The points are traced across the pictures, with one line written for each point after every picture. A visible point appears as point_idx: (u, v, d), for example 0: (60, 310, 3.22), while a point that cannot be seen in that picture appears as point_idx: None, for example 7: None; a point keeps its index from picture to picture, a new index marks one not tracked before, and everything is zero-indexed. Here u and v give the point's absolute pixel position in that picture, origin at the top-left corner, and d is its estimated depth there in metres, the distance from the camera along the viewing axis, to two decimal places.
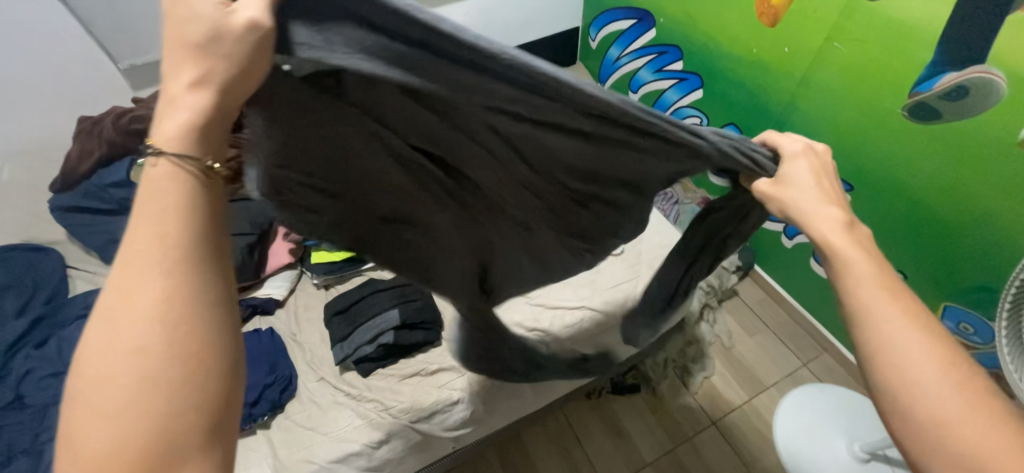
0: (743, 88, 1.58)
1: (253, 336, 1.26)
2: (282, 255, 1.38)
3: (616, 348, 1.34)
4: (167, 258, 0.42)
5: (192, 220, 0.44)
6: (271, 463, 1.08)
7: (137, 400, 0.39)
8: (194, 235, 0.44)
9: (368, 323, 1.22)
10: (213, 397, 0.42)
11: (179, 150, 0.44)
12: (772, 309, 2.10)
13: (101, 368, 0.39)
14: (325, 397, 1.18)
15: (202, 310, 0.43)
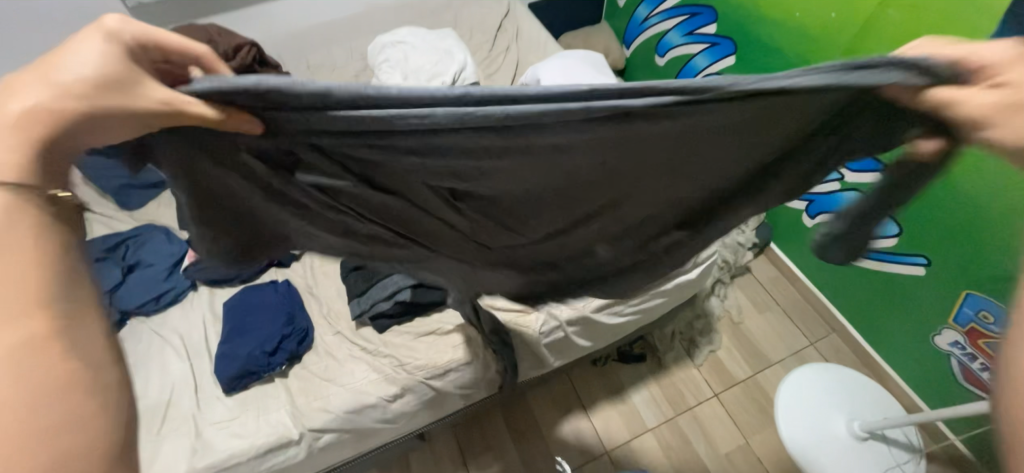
0: (778, 57, 1.49)
1: (270, 287, 1.27)
2: None
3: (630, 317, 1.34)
4: (19, 315, 0.40)
5: (43, 270, 0.42)
6: (289, 410, 1.11)
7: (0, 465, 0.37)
8: (49, 288, 0.42)
9: (385, 280, 1.22)
10: (100, 445, 0.42)
11: (18, 178, 0.41)
12: (784, 287, 2.07)
13: None
14: (341, 350, 1.20)
15: (62, 367, 0.41)
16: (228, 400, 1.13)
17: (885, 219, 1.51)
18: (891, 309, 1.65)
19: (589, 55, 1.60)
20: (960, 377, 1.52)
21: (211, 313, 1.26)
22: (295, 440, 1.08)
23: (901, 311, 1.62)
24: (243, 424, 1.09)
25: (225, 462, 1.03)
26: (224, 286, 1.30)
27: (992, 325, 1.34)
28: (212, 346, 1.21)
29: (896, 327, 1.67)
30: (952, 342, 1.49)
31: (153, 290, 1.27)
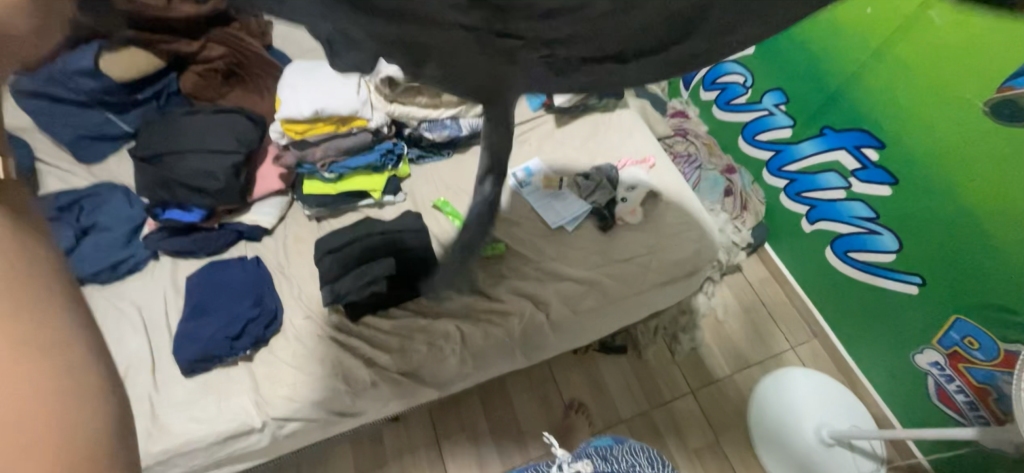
0: (809, 54, 1.52)
1: (237, 264, 1.18)
2: (271, 180, 1.24)
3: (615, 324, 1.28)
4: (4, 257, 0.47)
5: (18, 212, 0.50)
6: (253, 397, 1.06)
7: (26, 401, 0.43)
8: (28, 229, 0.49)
9: (359, 269, 1.13)
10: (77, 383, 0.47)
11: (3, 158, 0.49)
12: (772, 288, 1.99)
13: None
14: (310, 337, 1.13)
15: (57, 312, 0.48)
16: (187, 382, 1.07)
17: (884, 234, 1.45)
18: (875, 325, 1.62)
19: None
20: (936, 400, 1.49)
21: (172, 286, 1.18)
22: (257, 428, 1.04)
23: (882, 327, 1.59)
24: (202, 407, 1.04)
25: (183, 447, 1.00)
26: (190, 257, 1.21)
27: (978, 352, 1.32)
28: (173, 322, 1.14)
29: (877, 343, 1.64)
30: (932, 362, 1.46)
31: (110, 257, 1.18)
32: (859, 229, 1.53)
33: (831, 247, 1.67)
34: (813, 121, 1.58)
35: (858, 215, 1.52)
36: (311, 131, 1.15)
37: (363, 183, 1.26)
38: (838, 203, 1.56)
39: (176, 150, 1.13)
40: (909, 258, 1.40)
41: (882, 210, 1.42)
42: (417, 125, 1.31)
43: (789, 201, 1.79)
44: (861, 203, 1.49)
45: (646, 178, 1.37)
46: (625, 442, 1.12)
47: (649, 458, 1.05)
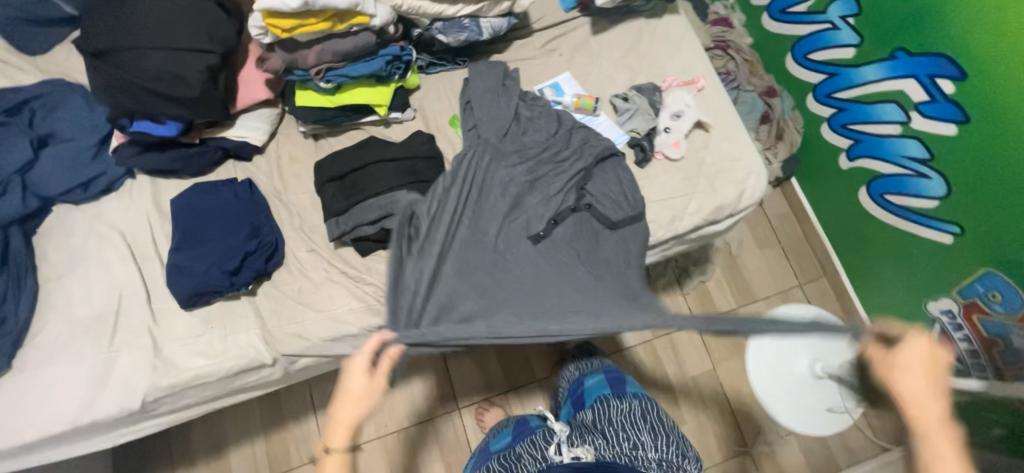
0: None
1: (227, 188, 1.04)
2: (255, 87, 1.04)
3: None
4: None
5: None
6: (260, 333, 1.00)
7: None
8: None
9: (369, 201, 0.99)
10: None
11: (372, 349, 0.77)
12: (790, 226, 1.89)
13: None
14: (318, 271, 1.05)
15: None
16: (188, 315, 0.99)
17: (934, 179, 1.31)
18: (893, 271, 1.54)
19: None
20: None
21: (155, 210, 1.05)
22: (269, 364, 1.00)
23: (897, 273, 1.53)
24: (207, 342, 0.98)
25: (192, 381, 0.96)
26: (172, 176, 1.06)
27: (999, 306, 1.24)
28: (162, 250, 1.03)
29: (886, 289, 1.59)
30: (944, 311, 1.37)
31: (79, 174, 1.03)
32: (905, 170, 1.38)
33: (868, 188, 1.52)
34: (884, 41, 1.34)
35: (907, 155, 1.36)
36: (301, 28, 0.91)
37: (366, 96, 1.06)
38: (887, 139, 1.40)
39: (131, 45, 0.90)
40: (955, 206, 1.27)
41: (941, 152, 1.26)
42: (429, 25, 1.08)
43: (832, 133, 1.62)
44: (916, 141, 1.32)
45: (694, 105, 1.19)
46: (635, 400, 1.21)
47: (652, 424, 1.14)
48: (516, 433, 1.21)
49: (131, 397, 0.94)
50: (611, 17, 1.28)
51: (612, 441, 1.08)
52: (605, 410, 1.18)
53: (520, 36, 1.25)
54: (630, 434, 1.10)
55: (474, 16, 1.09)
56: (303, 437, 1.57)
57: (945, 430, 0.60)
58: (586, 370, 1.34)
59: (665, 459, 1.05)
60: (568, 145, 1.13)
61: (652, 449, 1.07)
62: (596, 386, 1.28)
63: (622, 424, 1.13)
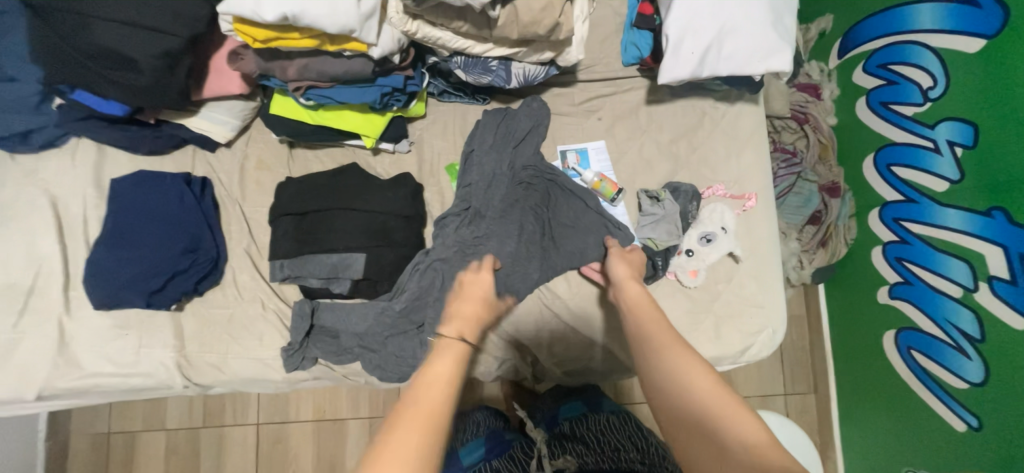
0: None
1: (174, 184, 0.91)
2: (226, 78, 0.86)
3: (571, 380, 1.00)
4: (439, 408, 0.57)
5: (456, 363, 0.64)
6: (175, 355, 0.91)
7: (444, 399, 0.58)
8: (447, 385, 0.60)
9: (322, 256, 0.86)
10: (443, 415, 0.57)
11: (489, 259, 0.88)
12: (796, 335, 1.61)
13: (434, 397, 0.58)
14: (254, 302, 0.93)
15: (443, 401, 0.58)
16: (103, 316, 0.90)
17: (973, 361, 1.09)
18: (893, 431, 1.31)
19: None
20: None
21: (94, 185, 0.93)
22: (180, 387, 0.92)
23: (899, 431, 1.29)
24: (118, 349, 0.90)
25: (94, 383, 0.88)
26: (120, 149, 0.93)
27: None
28: (92, 233, 0.92)
29: (871, 442, 1.39)
30: None
31: (15, 122, 0.89)
32: (946, 337, 1.15)
33: (894, 333, 1.30)
34: (987, 192, 1.04)
35: (956, 325, 1.13)
36: (280, 41, 0.73)
37: (352, 123, 0.89)
38: (941, 297, 1.16)
39: (77, 7, 0.73)
40: (986, 401, 1.07)
41: (995, 342, 1.04)
42: (448, 57, 0.88)
43: (881, 260, 1.34)
44: (971, 316, 1.09)
45: (731, 229, 1.00)
46: (613, 413, 1.08)
47: (631, 431, 1.02)
48: (490, 447, 1.08)
49: (27, 387, 0.87)
50: (674, 88, 1.05)
51: (595, 449, 0.99)
52: (581, 422, 1.08)
53: (561, 83, 1.05)
54: (611, 440, 1.00)
55: (505, 58, 0.89)
56: (240, 401, 1.52)
57: (701, 364, 0.57)
58: (565, 400, 1.19)
59: (648, 458, 0.93)
60: (563, 243, 0.95)
61: (634, 451, 0.95)
62: (571, 407, 1.15)
63: (604, 433, 1.03)
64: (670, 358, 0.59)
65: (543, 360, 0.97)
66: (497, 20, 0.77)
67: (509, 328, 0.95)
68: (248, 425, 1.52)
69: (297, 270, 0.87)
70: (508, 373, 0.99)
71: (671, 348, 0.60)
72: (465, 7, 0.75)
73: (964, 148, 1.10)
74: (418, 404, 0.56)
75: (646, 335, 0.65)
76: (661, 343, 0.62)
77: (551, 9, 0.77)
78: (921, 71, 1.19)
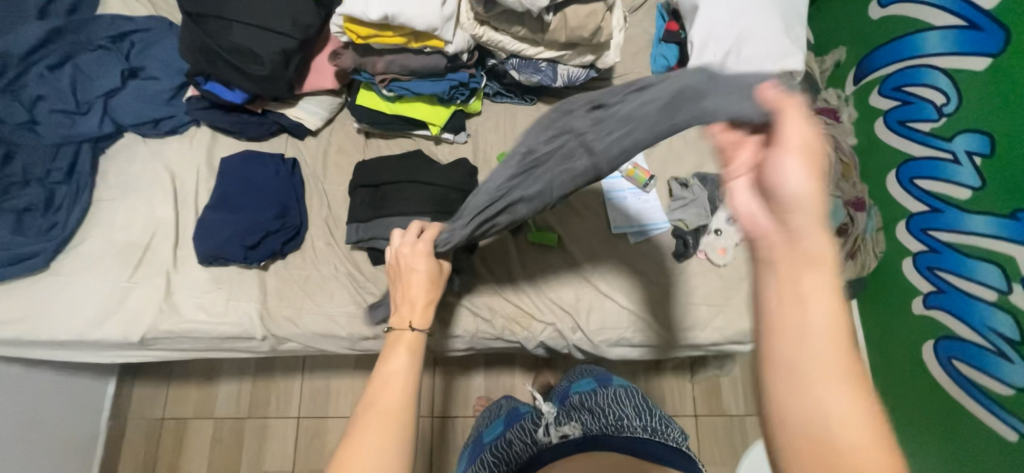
0: None
1: (272, 162, 1.08)
2: (324, 75, 1.06)
3: (607, 352, 1.07)
4: (400, 411, 0.65)
5: (414, 355, 0.73)
6: (258, 308, 1.04)
7: (400, 394, 0.67)
8: (401, 374, 0.70)
9: (393, 218, 1.00)
10: (398, 413, 0.65)
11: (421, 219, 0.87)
12: None
13: (390, 392, 0.67)
14: (328, 266, 1.07)
15: (397, 400, 0.66)
16: (202, 270, 1.05)
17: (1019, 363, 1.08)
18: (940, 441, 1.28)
19: (787, 8, 1.05)
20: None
21: (206, 163, 1.11)
22: (258, 338, 1.04)
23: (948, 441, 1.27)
24: (211, 301, 1.03)
25: (188, 331, 1.01)
26: (230, 135, 1.12)
27: None
28: (201, 202, 1.09)
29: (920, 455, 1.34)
30: None
31: (153, 111, 1.10)
32: (987, 343, 1.15)
33: (935, 344, 1.30)
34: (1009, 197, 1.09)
35: (995, 330, 1.13)
36: (376, 38, 0.92)
37: (423, 113, 1.06)
38: (976, 302, 1.18)
39: (226, 15, 0.95)
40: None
41: None
42: (505, 59, 1.05)
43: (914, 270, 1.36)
44: (1010, 318, 1.10)
45: None
46: (620, 386, 1.12)
47: (637, 404, 1.07)
48: (508, 421, 1.13)
49: (134, 329, 1.01)
50: None
51: (599, 417, 1.01)
52: (591, 396, 1.11)
53: (597, 88, 1.21)
54: (616, 409, 1.04)
55: (553, 61, 1.05)
56: (285, 392, 1.61)
57: (865, 407, 0.39)
58: (578, 378, 1.23)
59: (652, 426, 0.97)
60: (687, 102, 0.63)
61: (638, 419, 1.00)
62: (583, 383, 1.18)
63: (611, 404, 1.06)
64: (812, 385, 0.39)
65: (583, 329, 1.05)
66: (550, 24, 0.94)
67: (552, 295, 1.06)
68: (289, 418, 1.60)
69: (372, 230, 1.01)
70: (550, 339, 1.06)
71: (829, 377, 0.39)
72: (524, 14, 0.92)
73: (983, 156, 1.15)
74: (383, 403, 0.66)
75: (794, 334, 0.41)
76: (821, 363, 0.39)
77: (595, 16, 0.94)
78: (933, 90, 1.27)
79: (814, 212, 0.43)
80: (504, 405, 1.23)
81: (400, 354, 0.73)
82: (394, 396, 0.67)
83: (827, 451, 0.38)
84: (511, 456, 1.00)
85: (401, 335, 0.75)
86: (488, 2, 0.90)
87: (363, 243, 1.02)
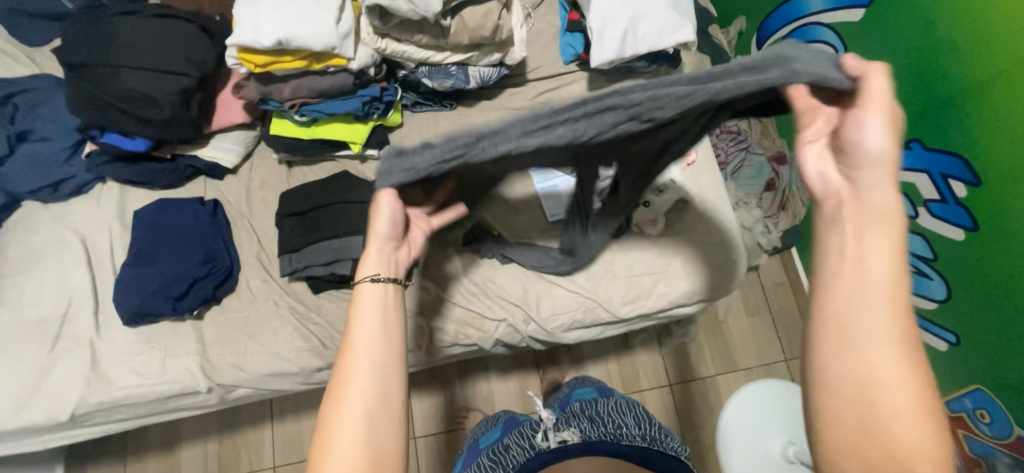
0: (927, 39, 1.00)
1: (191, 206, 1.04)
2: (231, 110, 1.03)
3: (562, 336, 1.09)
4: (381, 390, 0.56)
5: (389, 325, 0.60)
6: (198, 360, 0.99)
7: (378, 374, 0.57)
8: (372, 349, 0.58)
9: (324, 243, 0.98)
10: (380, 399, 0.56)
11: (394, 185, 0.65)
12: (784, 297, 1.70)
13: (364, 373, 0.57)
14: (268, 302, 1.03)
15: (375, 379, 0.57)
16: (131, 331, 0.99)
17: (935, 279, 1.11)
18: None
19: None
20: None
21: (118, 219, 1.05)
22: (203, 392, 0.98)
23: None
24: (145, 361, 0.98)
25: (123, 398, 0.95)
26: (141, 186, 1.07)
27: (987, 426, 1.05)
28: (118, 260, 1.03)
29: None
30: None
31: (50, 174, 1.04)
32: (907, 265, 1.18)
33: None
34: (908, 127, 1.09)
35: (912, 251, 1.15)
36: (275, 65, 0.90)
37: (341, 133, 1.05)
38: None
39: (109, 62, 0.91)
40: (959, 315, 1.08)
41: (947, 256, 1.06)
42: (414, 68, 1.06)
43: None
44: (922, 238, 1.12)
45: (680, 181, 1.14)
46: (622, 396, 1.16)
47: (637, 413, 1.10)
48: (505, 427, 1.13)
49: (61, 408, 0.94)
50: (610, 75, 1.24)
51: (599, 424, 1.04)
52: (591, 404, 1.13)
53: (514, 84, 1.23)
54: (615, 418, 1.07)
55: (462, 64, 1.07)
56: (256, 443, 1.54)
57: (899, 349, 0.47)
58: (579, 386, 1.25)
59: (649, 435, 1.02)
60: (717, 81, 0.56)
61: (636, 428, 1.04)
62: (583, 392, 1.21)
63: (610, 412, 1.09)
64: (841, 331, 0.49)
65: (534, 318, 1.06)
66: (449, 28, 0.96)
67: (501, 292, 1.07)
68: (264, 470, 1.52)
69: (305, 259, 0.98)
70: (505, 335, 1.07)
71: (880, 322, 0.48)
72: (422, 22, 0.94)
73: None
74: (356, 388, 0.56)
75: (844, 300, 0.50)
76: (870, 335, 0.48)
77: (491, 15, 0.96)
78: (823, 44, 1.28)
79: (885, 166, 0.52)
80: (505, 415, 1.21)
81: (368, 312, 0.60)
82: (372, 378, 0.57)
83: (872, 404, 0.46)
84: (508, 460, 0.99)
85: (365, 293, 0.61)
86: (383, 15, 0.91)
87: (299, 273, 1.00)
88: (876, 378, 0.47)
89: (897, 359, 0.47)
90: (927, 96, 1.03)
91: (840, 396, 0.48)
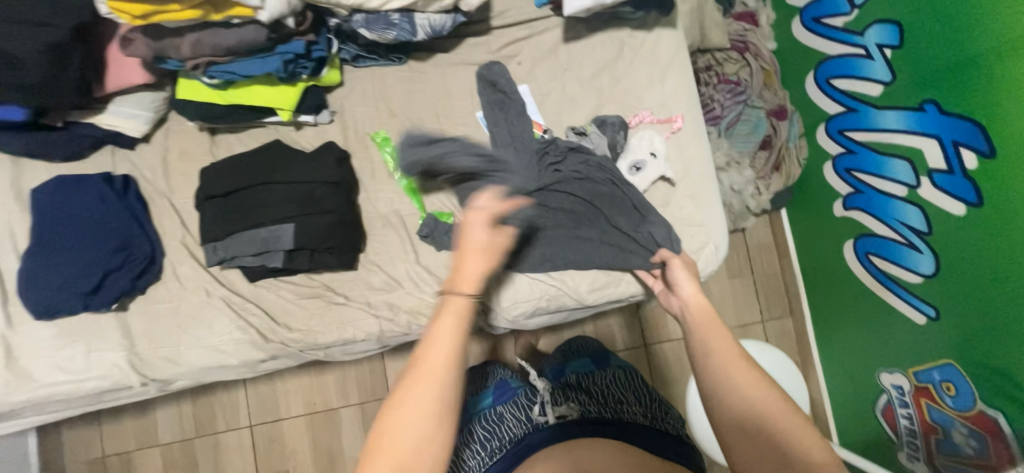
0: None
1: (96, 184, 0.90)
2: (127, 68, 0.86)
3: (524, 322, 1.01)
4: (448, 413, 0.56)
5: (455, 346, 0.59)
6: (127, 353, 0.91)
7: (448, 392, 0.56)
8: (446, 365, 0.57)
9: (252, 231, 0.87)
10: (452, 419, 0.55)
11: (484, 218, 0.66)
12: None
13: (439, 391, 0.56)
14: (200, 291, 0.94)
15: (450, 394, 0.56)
16: (49, 325, 0.90)
17: (925, 253, 1.03)
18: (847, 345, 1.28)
19: None
20: (878, 415, 1.20)
21: (15, 198, 0.92)
22: (137, 386, 0.91)
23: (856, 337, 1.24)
24: (68, 357, 0.90)
25: (50, 394, 0.88)
26: (36, 159, 0.92)
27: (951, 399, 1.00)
28: (21, 244, 0.91)
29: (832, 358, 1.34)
30: (895, 385, 1.13)
31: None
32: (898, 237, 1.09)
33: (854, 242, 1.22)
34: (923, 84, 1.00)
35: (905, 223, 1.07)
36: (159, 15, 0.73)
37: (263, 98, 0.89)
38: (892, 199, 1.09)
39: None
40: (945, 289, 1.00)
41: (948, 229, 0.98)
42: (348, 16, 0.87)
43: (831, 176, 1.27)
44: (920, 209, 1.03)
45: (661, 154, 1.02)
46: (620, 367, 1.08)
47: (636, 387, 1.03)
48: (497, 393, 1.00)
49: None
50: (589, 22, 1.05)
51: (598, 400, 0.96)
52: (588, 376, 1.03)
53: (475, 33, 1.04)
54: (615, 392, 0.99)
55: (406, 10, 0.87)
56: (230, 406, 1.42)
57: (761, 380, 0.60)
58: (576, 356, 1.13)
59: (650, 413, 0.95)
60: (607, 202, 0.99)
61: (636, 404, 0.97)
62: (579, 362, 1.10)
63: (608, 386, 1.01)
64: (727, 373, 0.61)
65: (492, 306, 0.97)
66: None
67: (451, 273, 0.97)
68: (241, 428, 1.41)
69: (231, 250, 0.88)
70: None
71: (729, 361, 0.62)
72: None
73: (892, 49, 1.05)
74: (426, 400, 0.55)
75: (706, 345, 0.65)
76: (731, 364, 0.61)
77: None
78: None
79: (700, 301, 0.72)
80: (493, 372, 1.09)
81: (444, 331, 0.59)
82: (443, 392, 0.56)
83: (759, 429, 0.57)
84: (504, 432, 0.90)
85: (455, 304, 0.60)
86: None
87: (228, 262, 0.90)
88: (756, 406, 0.58)
89: (756, 377, 0.60)
90: (957, 49, 0.94)
91: (736, 433, 0.57)
